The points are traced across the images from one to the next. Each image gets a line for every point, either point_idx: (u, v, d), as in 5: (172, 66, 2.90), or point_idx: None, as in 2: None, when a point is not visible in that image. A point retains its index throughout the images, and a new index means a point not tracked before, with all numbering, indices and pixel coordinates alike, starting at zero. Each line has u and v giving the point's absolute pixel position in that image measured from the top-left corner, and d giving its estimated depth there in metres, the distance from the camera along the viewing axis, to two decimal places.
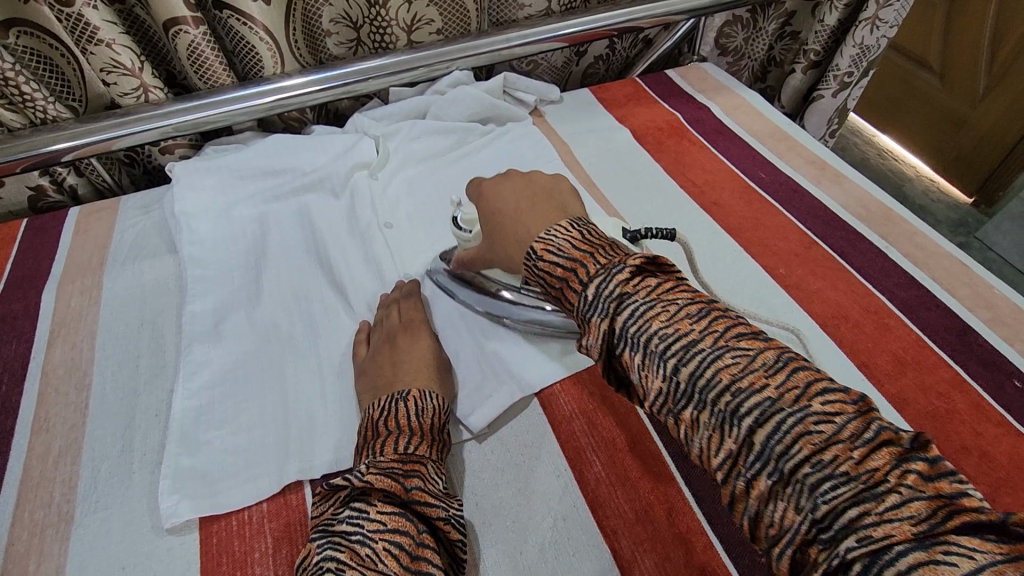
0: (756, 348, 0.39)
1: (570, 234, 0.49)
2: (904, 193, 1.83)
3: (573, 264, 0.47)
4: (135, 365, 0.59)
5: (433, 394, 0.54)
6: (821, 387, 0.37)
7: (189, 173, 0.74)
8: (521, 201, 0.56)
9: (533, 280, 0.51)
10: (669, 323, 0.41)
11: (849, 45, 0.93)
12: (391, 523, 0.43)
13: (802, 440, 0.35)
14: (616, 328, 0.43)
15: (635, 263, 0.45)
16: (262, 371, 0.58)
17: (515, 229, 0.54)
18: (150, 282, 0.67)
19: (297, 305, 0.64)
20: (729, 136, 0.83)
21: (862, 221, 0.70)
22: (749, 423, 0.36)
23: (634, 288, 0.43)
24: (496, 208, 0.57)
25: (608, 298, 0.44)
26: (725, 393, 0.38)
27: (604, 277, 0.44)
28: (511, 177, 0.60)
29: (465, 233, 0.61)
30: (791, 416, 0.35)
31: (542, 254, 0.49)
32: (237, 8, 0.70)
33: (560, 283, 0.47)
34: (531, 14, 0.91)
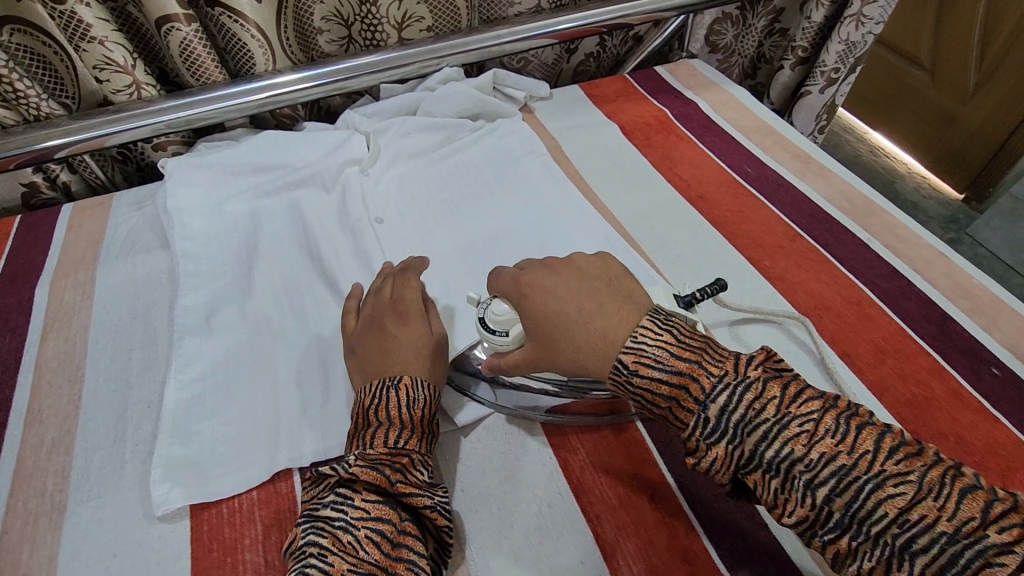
0: (914, 466, 0.37)
1: (661, 337, 0.45)
2: (896, 190, 1.84)
3: (679, 378, 0.43)
4: (127, 358, 0.60)
5: (426, 384, 0.51)
6: (991, 507, 0.35)
7: (181, 169, 0.74)
8: (580, 297, 0.50)
9: (624, 395, 0.46)
10: (811, 446, 0.39)
11: (836, 41, 0.94)
12: (374, 512, 0.43)
13: (983, 574, 0.34)
14: (747, 452, 0.40)
15: (754, 373, 0.42)
16: (253, 363, 0.59)
17: (589, 335, 0.48)
18: (143, 277, 0.68)
19: (288, 299, 0.65)
20: (716, 132, 0.83)
21: (846, 214, 0.71)
22: (921, 557, 0.35)
23: (760, 404, 0.41)
24: (553, 306, 0.50)
25: (734, 420, 0.41)
26: (891, 526, 0.36)
27: (728, 392, 0.41)
28: (558, 270, 0.53)
29: (500, 338, 0.53)
30: (970, 549, 0.34)
31: (636, 367, 0.45)
32: (228, 5, 0.71)
33: (667, 402, 0.44)
34: (521, 12, 0.91)
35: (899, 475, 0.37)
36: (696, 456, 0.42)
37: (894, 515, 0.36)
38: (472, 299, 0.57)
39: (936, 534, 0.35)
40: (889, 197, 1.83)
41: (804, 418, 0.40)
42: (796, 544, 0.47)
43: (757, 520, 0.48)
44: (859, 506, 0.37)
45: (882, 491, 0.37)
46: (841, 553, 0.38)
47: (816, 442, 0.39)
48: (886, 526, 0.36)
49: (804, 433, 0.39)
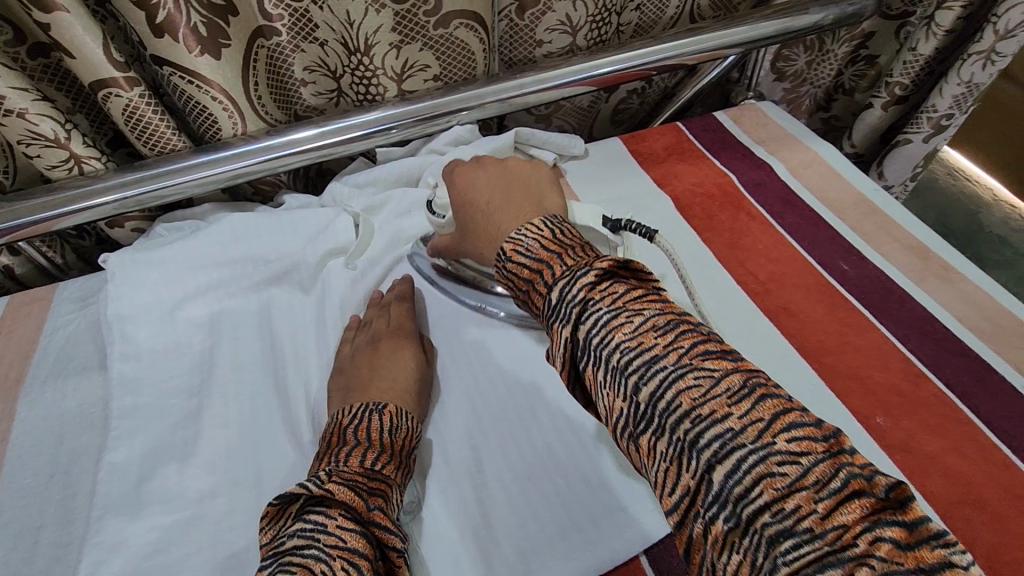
0: (723, 370, 0.32)
1: (541, 232, 0.42)
2: (980, 221, 1.60)
3: (540, 265, 0.41)
4: (32, 543, 0.47)
5: (410, 416, 0.50)
6: (789, 421, 0.30)
7: (127, 265, 0.60)
8: (496, 191, 0.51)
9: (500, 281, 0.44)
10: (632, 336, 0.34)
11: (952, 83, 0.74)
12: (350, 542, 0.39)
13: (762, 484, 0.28)
14: (578, 342, 0.36)
15: (602, 265, 0.37)
16: (190, 557, 0.45)
17: (488, 227, 0.50)
18: (72, 411, 0.54)
19: (242, 453, 0.51)
20: (798, 209, 0.66)
21: (988, 343, 0.53)
22: (706, 456, 0.30)
23: (598, 294, 0.36)
24: (468, 199, 0.52)
25: (569, 307, 0.37)
26: (684, 420, 0.31)
27: (568, 279, 0.38)
28: (485, 164, 0.55)
29: (438, 219, 0.58)
30: (753, 454, 0.29)
31: (509, 253, 0.43)
32: (179, 64, 0.56)
33: (528, 286, 0.41)
34: (551, 51, 0.74)
35: (704, 369, 0.32)
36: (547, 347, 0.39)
37: (687, 407, 0.31)
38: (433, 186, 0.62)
39: (722, 429, 0.30)
40: (972, 228, 1.60)
41: (634, 311, 0.35)
42: None
43: None
44: (657, 397, 0.32)
45: (683, 381, 0.32)
46: (642, 456, 0.33)
47: (639, 333, 0.34)
48: (678, 418, 0.31)
49: (630, 322, 0.35)
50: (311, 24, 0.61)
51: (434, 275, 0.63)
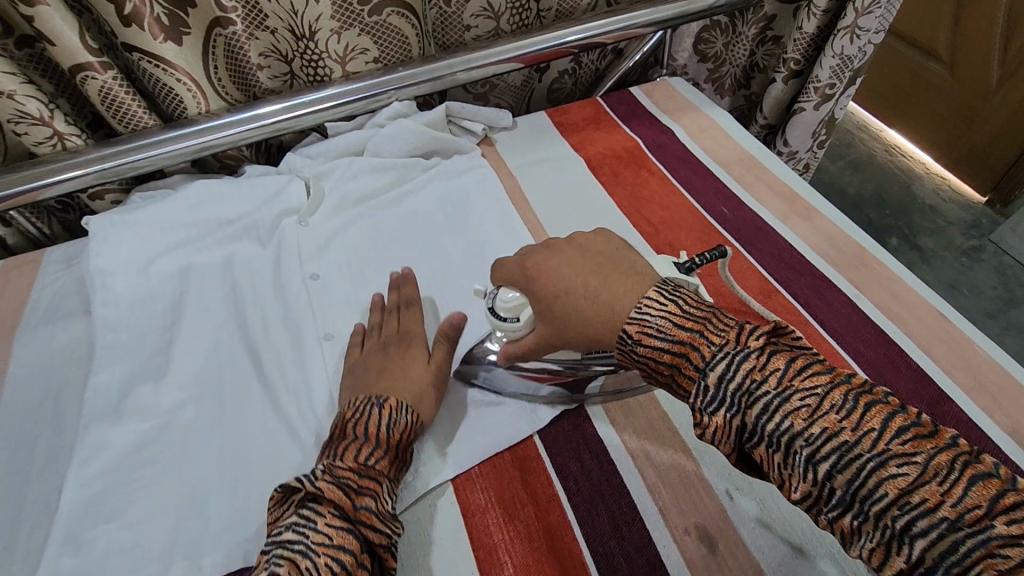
0: (924, 450, 0.33)
1: (666, 307, 0.43)
2: (914, 193, 1.73)
3: (681, 348, 0.41)
4: (30, 448, 0.55)
5: (411, 409, 0.51)
6: (1009, 500, 0.31)
7: (106, 225, 0.69)
8: (585, 272, 0.48)
9: (631, 363, 0.45)
10: (813, 420, 0.35)
11: (829, 56, 0.86)
12: (337, 538, 0.41)
13: (986, 567, 0.29)
14: (748, 424, 0.37)
15: (755, 345, 0.39)
16: (162, 453, 0.54)
17: (594, 309, 0.46)
18: (60, 349, 0.63)
19: (207, 375, 0.60)
20: (693, 166, 0.76)
21: (834, 265, 0.63)
22: (921, 543, 0.31)
23: (760, 375, 0.37)
24: (560, 287, 0.49)
25: (732, 389, 0.38)
26: (892, 507, 0.32)
27: (726, 360, 0.39)
28: (557, 246, 0.52)
29: (511, 324, 0.52)
30: (971, 538, 0.30)
31: (639, 337, 0.43)
32: (147, 51, 0.66)
33: (670, 370, 0.42)
34: (479, 34, 0.84)
35: (1011, 538, 0.30)
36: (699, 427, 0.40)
37: (895, 497, 0.32)
38: (478, 291, 0.56)
39: (936, 520, 0.31)
40: (906, 200, 1.72)
41: (806, 391, 0.36)
42: None
43: None
44: (858, 485, 0.33)
45: (884, 470, 0.33)
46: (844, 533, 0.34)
47: (818, 416, 0.35)
48: (886, 507, 0.32)
49: (805, 406, 0.36)
50: (262, 14, 0.71)
51: (501, 382, 0.56)
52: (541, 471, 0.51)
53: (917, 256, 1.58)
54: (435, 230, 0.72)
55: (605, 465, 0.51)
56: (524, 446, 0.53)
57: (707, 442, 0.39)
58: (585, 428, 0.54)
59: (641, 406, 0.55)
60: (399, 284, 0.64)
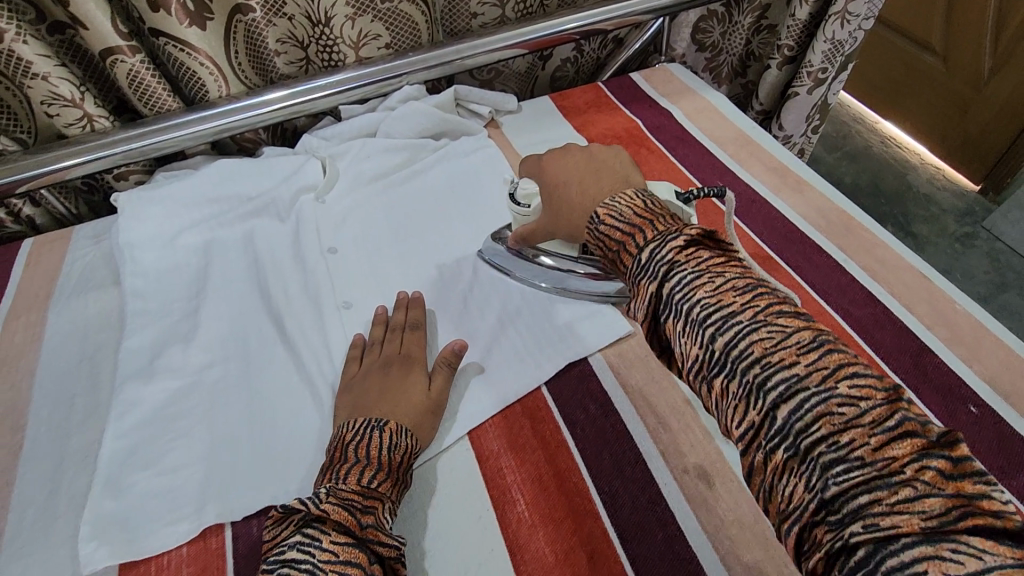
0: (795, 326, 0.37)
1: (633, 202, 0.48)
2: (908, 182, 1.76)
3: (632, 230, 0.46)
4: (69, 405, 0.59)
5: (411, 433, 0.51)
6: (851, 372, 0.35)
7: (133, 201, 0.72)
8: (584, 171, 0.55)
9: (591, 244, 0.51)
10: (712, 292, 0.40)
11: (821, 41, 0.89)
12: (343, 555, 0.41)
13: (821, 419, 0.33)
14: (663, 294, 0.42)
15: (690, 233, 0.43)
16: (193, 408, 0.57)
17: (581, 202, 0.54)
18: (92, 316, 0.67)
19: (233, 338, 0.63)
20: (690, 144, 0.80)
21: (823, 232, 0.67)
22: (773, 397, 0.35)
23: (684, 257, 0.42)
24: (560, 182, 0.56)
25: (659, 262, 0.43)
26: (755, 365, 0.36)
27: (665, 239, 0.44)
28: (570, 151, 0.58)
29: (523, 209, 0.61)
30: (817, 397, 0.34)
31: (603, 219, 0.49)
32: (173, 35, 0.70)
33: (618, 247, 0.47)
34: (485, 22, 0.88)
35: (847, 399, 0.34)
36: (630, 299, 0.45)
37: (759, 356, 0.37)
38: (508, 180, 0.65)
39: (790, 375, 0.35)
40: (900, 189, 1.75)
41: (714, 272, 0.41)
42: None
43: None
44: (733, 347, 0.38)
45: (756, 334, 0.37)
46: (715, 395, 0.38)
47: (717, 291, 0.40)
48: (749, 364, 0.37)
49: (710, 282, 0.40)
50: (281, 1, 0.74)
51: (510, 265, 0.66)
52: (549, 420, 0.54)
53: (912, 242, 1.62)
54: (446, 205, 0.76)
55: (610, 414, 0.54)
56: (534, 398, 0.56)
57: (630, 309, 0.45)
58: (590, 382, 0.57)
59: (643, 360, 0.58)
60: (406, 305, 0.63)
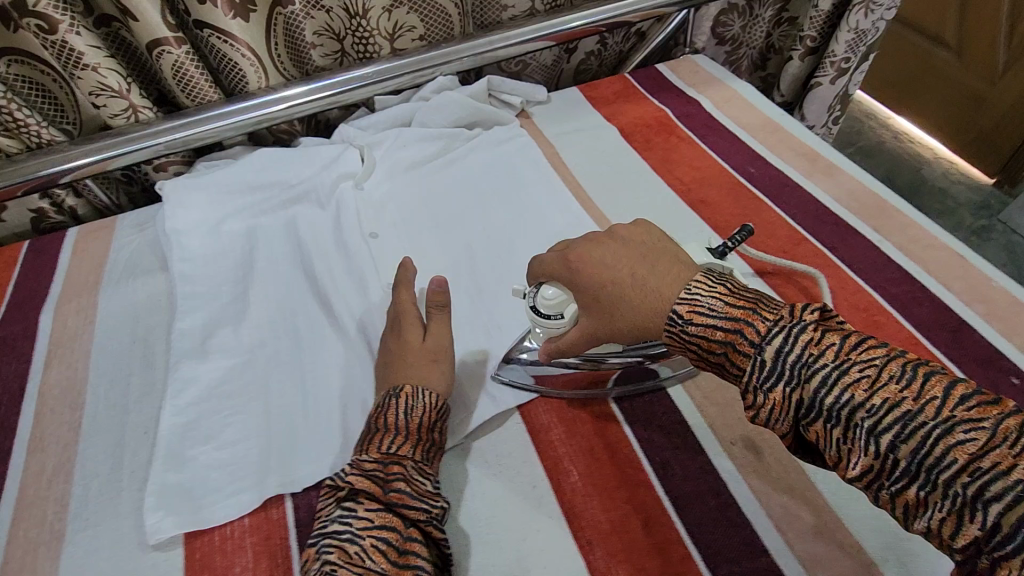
0: (990, 419, 0.33)
1: (716, 289, 0.44)
2: (922, 176, 1.77)
3: (734, 324, 0.41)
4: (125, 384, 0.60)
5: (426, 392, 0.51)
6: (860, 340, 0.38)
7: (179, 190, 0.74)
8: (631, 262, 0.48)
9: (673, 344, 0.45)
10: (873, 392, 0.35)
11: (845, 30, 0.91)
12: (378, 520, 0.43)
13: (849, 387, 0.36)
14: (806, 399, 0.37)
15: (812, 319, 0.39)
16: (246, 387, 0.59)
17: (649, 298, 0.46)
18: (142, 300, 0.68)
19: (281, 320, 0.65)
20: (720, 132, 0.81)
21: (856, 214, 0.68)
22: (996, 507, 0.31)
23: (817, 350, 0.37)
24: (610, 276, 0.48)
25: (791, 364, 0.38)
26: (961, 474, 0.32)
27: (783, 333, 0.39)
28: (603, 240, 0.51)
29: (556, 322, 0.52)
30: (836, 369, 0.37)
31: (690, 316, 0.44)
32: (217, 26, 0.72)
33: (722, 349, 0.42)
34: (515, 14, 0.90)
35: None
36: (753, 407, 0.40)
37: (964, 463, 0.32)
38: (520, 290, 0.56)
39: (1011, 482, 0.31)
40: (914, 184, 1.76)
41: (864, 363, 0.36)
42: (790, 554, 0.45)
43: (757, 544, 0.46)
44: (924, 454, 0.33)
45: (950, 437, 0.33)
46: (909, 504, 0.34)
47: (878, 388, 0.36)
48: (954, 474, 0.32)
49: (865, 378, 0.36)
50: None
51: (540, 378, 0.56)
52: (597, 395, 0.56)
53: None
54: (482, 190, 0.77)
55: (655, 388, 0.56)
56: None
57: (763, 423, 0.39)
58: None
59: None
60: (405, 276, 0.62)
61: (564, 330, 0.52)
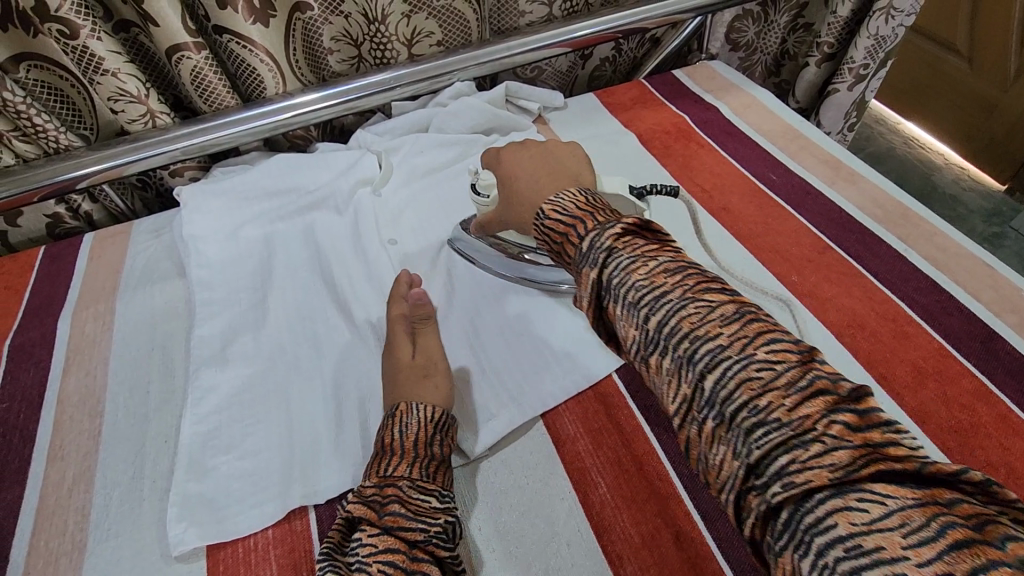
0: (786, 363, 0.34)
1: (578, 198, 0.47)
2: (933, 183, 1.76)
3: (576, 220, 0.45)
4: (145, 392, 0.60)
5: (419, 409, 0.51)
6: (772, 338, 0.35)
7: (197, 196, 0.74)
8: (534, 164, 0.55)
9: (539, 241, 0.49)
10: (698, 326, 0.36)
11: (865, 36, 0.90)
12: (383, 544, 0.42)
13: (742, 385, 0.34)
14: (609, 288, 0.41)
15: (631, 224, 0.43)
16: (266, 395, 0.58)
17: (528, 196, 0.53)
18: (160, 307, 0.68)
19: (301, 327, 0.64)
20: (739, 138, 0.80)
21: (880, 223, 0.67)
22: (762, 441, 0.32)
23: (626, 247, 0.41)
24: (514, 175, 0.56)
25: (607, 258, 0.41)
26: (743, 409, 0.33)
27: (609, 230, 0.43)
28: (526, 149, 0.58)
29: (483, 198, 0.61)
30: (679, 303, 0.38)
31: (549, 214, 0.47)
32: (237, 32, 0.71)
33: (563, 239, 0.46)
34: (532, 20, 0.90)
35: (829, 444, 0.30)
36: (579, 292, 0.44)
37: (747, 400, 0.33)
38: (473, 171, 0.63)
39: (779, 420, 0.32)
40: (925, 190, 1.75)
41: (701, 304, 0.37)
42: None
43: None
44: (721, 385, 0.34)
45: (747, 374, 0.34)
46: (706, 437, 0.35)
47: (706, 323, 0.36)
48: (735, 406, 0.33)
49: (698, 314, 0.37)
50: None
51: (474, 253, 0.69)
52: (622, 405, 0.55)
53: None
54: None
55: None
56: (605, 384, 0.57)
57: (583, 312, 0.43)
58: None
59: None
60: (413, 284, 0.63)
61: (490, 208, 0.62)
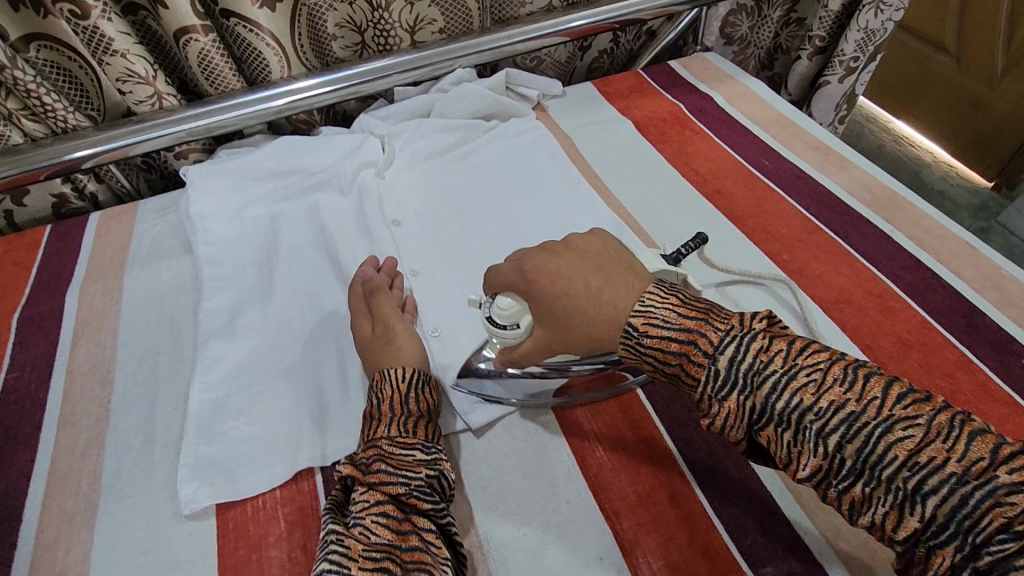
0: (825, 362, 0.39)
1: (668, 300, 0.45)
2: (922, 179, 1.80)
3: (689, 336, 0.42)
4: (153, 362, 0.61)
5: (392, 372, 0.52)
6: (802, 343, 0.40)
7: (203, 175, 0.75)
8: (583, 271, 0.48)
9: (630, 356, 0.46)
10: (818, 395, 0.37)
11: (855, 30, 0.93)
12: (373, 499, 0.45)
13: (806, 397, 0.38)
14: (760, 406, 0.39)
15: (760, 325, 0.41)
16: (273, 365, 0.60)
17: (598, 307, 0.46)
18: (167, 282, 0.69)
19: (307, 302, 0.66)
20: (732, 126, 0.83)
21: (869, 206, 0.70)
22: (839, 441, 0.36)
23: (766, 357, 0.39)
24: (561, 288, 0.47)
25: (744, 371, 0.39)
26: (809, 413, 0.37)
27: (735, 342, 0.40)
28: (561, 251, 0.50)
29: (512, 331, 0.51)
30: (785, 376, 0.38)
31: (646, 328, 0.44)
32: (244, 15, 0.73)
33: (677, 359, 0.43)
34: (533, 10, 0.92)
35: (907, 419, 0.36)
36: (709, 416, 0.41)
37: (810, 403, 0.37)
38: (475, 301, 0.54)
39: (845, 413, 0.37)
40: (915, 186, 1.78)
41: (810, 367, 0.38)
42: (813, 528, 0.47)
43: (780, 516, 0.47)
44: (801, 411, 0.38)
45: (796, 382, 0.38)
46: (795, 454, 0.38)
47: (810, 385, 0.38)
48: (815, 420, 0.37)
49: (811, 382, 0.38)
50: None
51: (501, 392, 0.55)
52: None
53: None
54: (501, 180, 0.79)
55: None
56: None
57: (719, 430, 0.41)
58: None
59: None
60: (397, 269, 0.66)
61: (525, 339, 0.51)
